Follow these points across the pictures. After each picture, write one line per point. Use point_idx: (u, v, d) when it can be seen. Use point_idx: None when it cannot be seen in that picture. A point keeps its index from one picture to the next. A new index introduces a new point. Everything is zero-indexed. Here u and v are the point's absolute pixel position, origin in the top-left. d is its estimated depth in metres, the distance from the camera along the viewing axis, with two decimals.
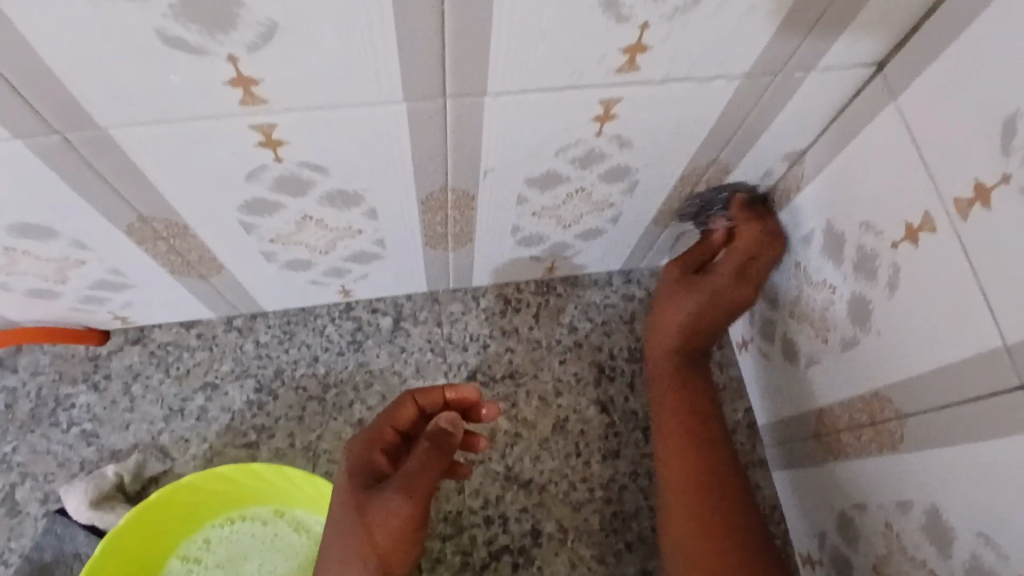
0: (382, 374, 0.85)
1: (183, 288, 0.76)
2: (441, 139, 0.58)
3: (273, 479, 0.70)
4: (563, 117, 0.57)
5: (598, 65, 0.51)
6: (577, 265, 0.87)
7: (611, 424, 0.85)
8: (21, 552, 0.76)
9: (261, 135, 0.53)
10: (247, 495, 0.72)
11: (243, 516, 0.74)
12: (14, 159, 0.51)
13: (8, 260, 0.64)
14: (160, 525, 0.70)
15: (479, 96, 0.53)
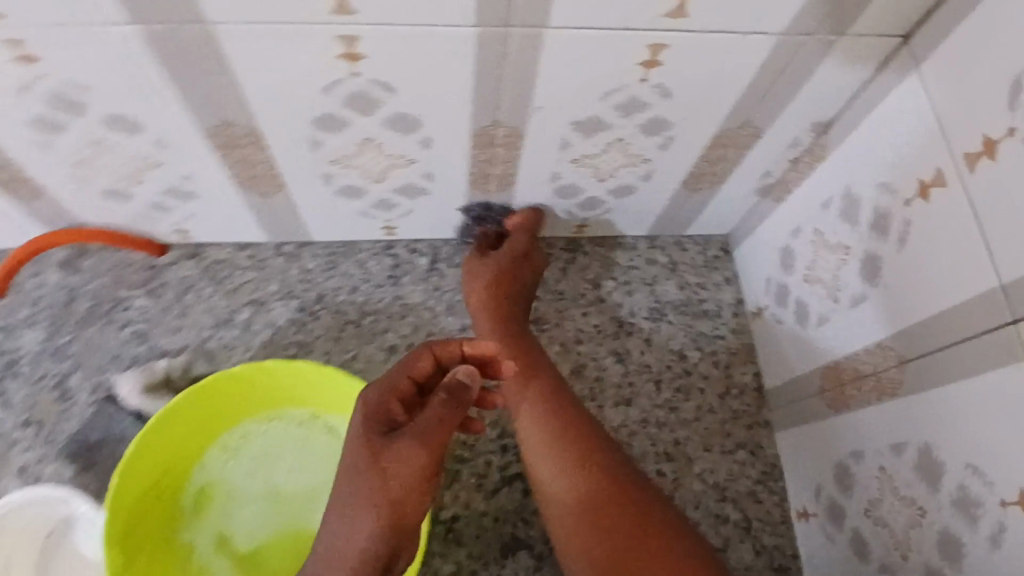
0: (415, 309, 0.91)
1: (240, 204, 0.82)
2: (503, 72, 0.64)
3: (316, 381, 0.76)
4: (613, 59, 0.63)
5: (651, 8, 0.57)
6: (607, 225, 0.93)
7: (626, 374, 0.89)
8: (68, 433, 0.82)
9: (344, 48, 0.59)
10: (289, 394, 0.78)
11: (281, 416, 0.79)
12: (125, 45, 0.57)
13: (96, 153, 0.70)
14: (207, 412, 0.75)
15: (542, 30, 0.59)
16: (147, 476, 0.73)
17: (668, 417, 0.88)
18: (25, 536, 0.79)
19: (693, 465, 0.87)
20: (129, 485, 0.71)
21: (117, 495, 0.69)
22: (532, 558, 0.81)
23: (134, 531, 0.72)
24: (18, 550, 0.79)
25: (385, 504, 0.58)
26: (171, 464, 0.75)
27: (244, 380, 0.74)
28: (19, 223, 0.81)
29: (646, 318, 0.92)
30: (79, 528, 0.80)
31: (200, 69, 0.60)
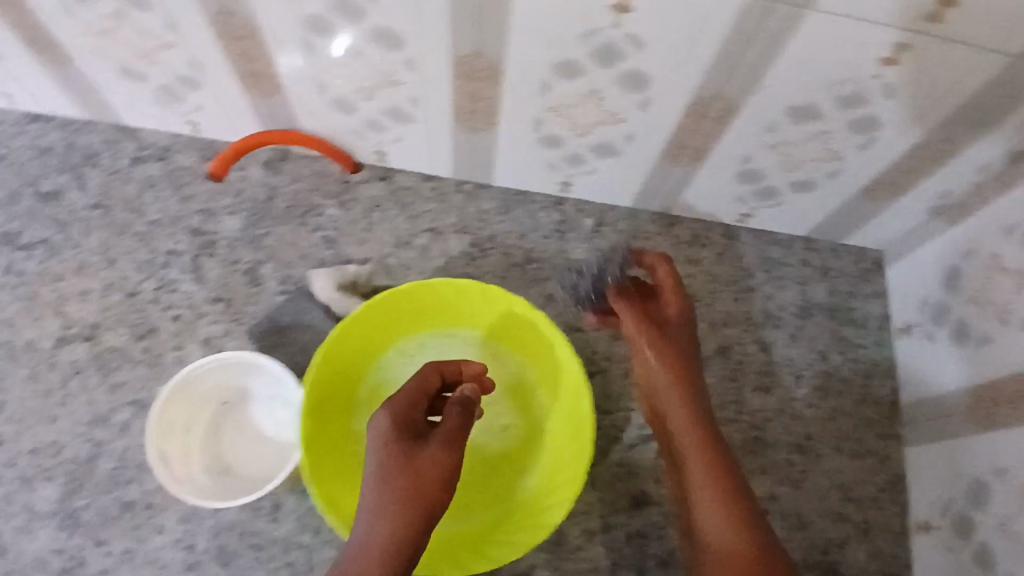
0: (577, 264, 0.95)
1: (447, 136, 0.87)
2: (746, 50, 0.67)
3: (497, 309, 0.82)
4: (851, 49, 0.65)
5: (907, 8, 0.58)
6: (771, 219, 0.95)
7: (769, 364, 0.92)
8: (253, 317, 0.88)
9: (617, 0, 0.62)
10: (466, 317, 0.84)
11: (454, 337, 0.86)
12: None
13: (347, 61, 0.76)
14: (394, 319, 0.82)
15: (800, 11, 0.61)
16: (335, 365, 0.79)
17: (803, 411, 0.91)
18: (202, 402, 0.84)
19: (821, 461, 0.89)
20: (322, 371, 0.77)
21: (315, 377, 0.75)
22: (659, 514, 0.85)
23: (320, 414, 0.79)
24: (195, 415, 0.83)
25: (411, 501, 0.61)
26: (352, 358, 0.81)
27: (435, 295, 0.80)
28: (245, 117, 0.89)
29: (794, 315, 0.95)
30: (252, 401, 0.85)
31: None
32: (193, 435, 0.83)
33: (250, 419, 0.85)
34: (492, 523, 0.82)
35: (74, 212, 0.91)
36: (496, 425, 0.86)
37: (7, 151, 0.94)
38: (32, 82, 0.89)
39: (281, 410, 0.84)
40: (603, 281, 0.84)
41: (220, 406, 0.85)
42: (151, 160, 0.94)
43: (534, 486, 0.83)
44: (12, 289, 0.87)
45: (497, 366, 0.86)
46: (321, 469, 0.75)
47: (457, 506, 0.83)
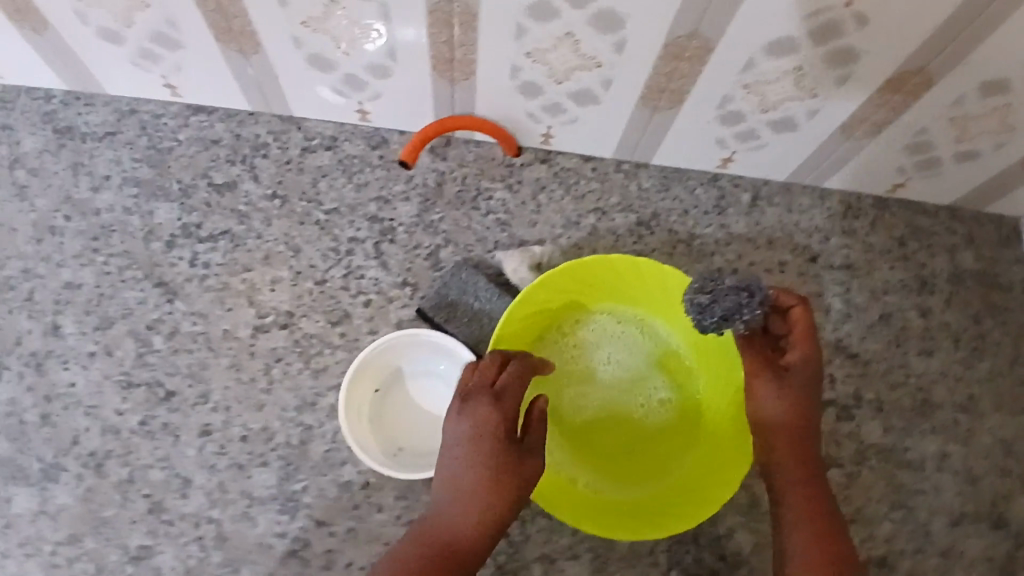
0: (739, 238, 0.98)
1: (625, 117, 0.89)
2: (963, 25, 0.68)
3: (655, 283, 0.83)
4: None
5: None
6: (923, 189, 0.97)
7: (928, 328, 0.96)
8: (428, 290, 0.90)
9: None
10: (624, 291, 0.86)
11: (609, 311, 0.88)
12: None
13: (556, 45, 0.77)
14: (558, 294, 0.84)
15: None
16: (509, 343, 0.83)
17: (964, 373, 0.95)
18: (361, 391, 0.83)
19: (984, 419, 0.93)
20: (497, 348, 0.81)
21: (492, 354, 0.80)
22: (843, 475, 0.89)
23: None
24: (358, 404, 0.83)
25: (496, 498, 0.69)
26: (522, 336, 0.85)
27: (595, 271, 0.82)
28: (422, 104, 0.90)
29: (947, 281, 0.98)
30: (405, 383, 0.86)
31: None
32: (363, 423, 0.83)
33: (406, 401, 0.86)
34: (664, 494, 0.84)
35: (252, 203, 0.92)
36: (655, 398, 0.87)
37: (174, 144, 0.94)
38: (208, 73, 0.88)
39: (439, 386, 0.86)
40: (734, 315, 0.71)
41: (374, 394, 0.85)
42: (320, 150, 0.95)
43: (699, 457, 0.85)
44: (202, 280, 0.89)
45: (653, 340, 0.88)
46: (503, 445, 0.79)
47: (626, 478, 0.86)
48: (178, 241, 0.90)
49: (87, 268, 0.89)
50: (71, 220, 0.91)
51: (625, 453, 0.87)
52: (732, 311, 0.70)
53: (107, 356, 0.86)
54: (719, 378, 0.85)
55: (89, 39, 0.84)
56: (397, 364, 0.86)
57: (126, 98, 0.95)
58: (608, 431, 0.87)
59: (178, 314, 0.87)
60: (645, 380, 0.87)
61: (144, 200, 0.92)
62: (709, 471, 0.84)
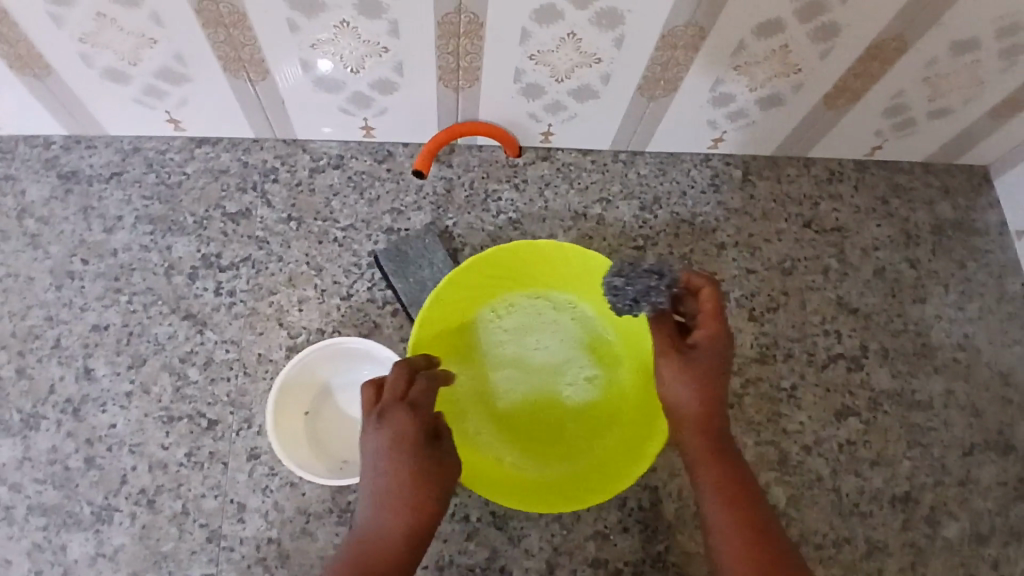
0: (736, 212, 1.03)
1: (623, 108, 0.93)
2: None
3: (576, 268, 0.84)
4: None
5: None
6: (898, 149, 1.04)
7: (919, 277, 1.03)
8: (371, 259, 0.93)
9: None
10: (554, 275, 0.86)
11: (538, 295, 0.88)
12: None
13: (559, 46, 0.81)
14: (483, 280, 0.83)
15: None
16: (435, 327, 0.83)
17: (957, 314, 1.01)
18: (289, 415, 0.83)
19: (980, 354, 1.00)
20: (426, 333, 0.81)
21: (419, 337, 0.80)
22: (861, 422, 0.95)
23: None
24: (289, 429, 0.82)
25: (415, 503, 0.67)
26: (450, 320, 0.85)
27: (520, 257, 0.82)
28: (426, 115, 0.93)
29: (930, 232, 1.05)
30: (335, 396, 0.86)
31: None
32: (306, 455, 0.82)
33: (339, 414, 0.86)
34: (583, 470, 0.84)
35: (269, 227, 0.94)
36: (584, 381, 0.87)
37: (183, 178, 0.95)
38: (213, 103, 0.89)
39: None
40: (643, 298, 0.74)
41: (305, 416, 0.84)
42: (329, 169, 0.97)
43: (620, 437, 0.85)
44: (230, 308, 0.90)
45: (583, 325, 0.88)
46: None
47: (549, 459, 0.85)
48: (201, 272, 0.91)
49: (112, 309, 0.89)
50: (89, 263, 0.91)
51: (549, 433, 0.87)
52: (644, 295, 0.74)
53: (144, 393, 0.86)
54: (640, 361, 0.86)
55: (93, 86, 0.85)
56: (322, 379, 0.86)
57: (128, 137, 0.96)
58: (534, 411, 0.87)
59: (210, 343, 0.88)
60: (568, 363, 0.88)
61: (161, 235, 0.92)
62: (625, 451, 0.84)
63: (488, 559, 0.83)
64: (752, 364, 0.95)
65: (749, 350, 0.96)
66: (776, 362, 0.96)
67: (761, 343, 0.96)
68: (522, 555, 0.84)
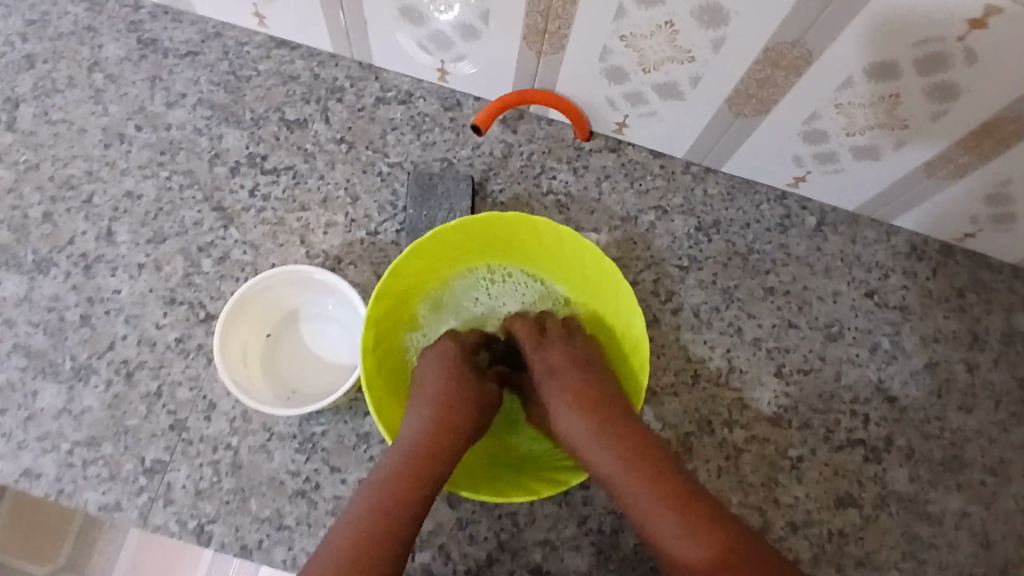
0: (797, 261, 0.95)
1: (705, 119, 0.87)
2: None
3: (576, 256, 0.79)
4: None
5: None
6: (994, 243, 0.94)
7: (972, 385, 0.94)
8: (402, 197, 0.90)
9: (980, 14, 0.62)
10: (555, 257, 0.81)
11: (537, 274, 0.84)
12: None
13: (653, 33, 0.76)
14: (488, 236, 0.80)
15: None
16: (422, 263, 0.78)
17: (1000, 435, 0.93)
18: (246, 339, 0.80)
19: (1012, 485, 0.91)
20: (417, 260, 0.78)
21: (401, 267, 0.76)
22: (859, 517, 0.88)
23: (400, 302, 0.80)
24: (243, 347, 0.79)
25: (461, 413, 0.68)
26: (443, 263, 0.81)
27: (537, 233, 0.78)
28: (504, 72, 0.89)
29: (1000, 340, 0.96)
30: (300, 327, 0.83)
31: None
32: (256, 377, 0.79)
33: (300, 345, 0.83)
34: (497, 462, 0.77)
35: (319, 143, 0.92)
36: None
37: (253, 73, 0.94)
38: (297, 7, 0.87)
39: (333, 326, 0.83)
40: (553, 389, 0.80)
41: (266, 340, 0.82)
42: (394, 103, 0.94)
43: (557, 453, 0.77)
44: (258, 212, 0.89)
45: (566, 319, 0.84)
46: (374, 375, 0.75)
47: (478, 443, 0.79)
48: (242, 169, 0.90)
49: (149, 181, 0.90)
50: (141, 131, 0.92)
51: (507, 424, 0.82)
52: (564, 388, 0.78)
53: (155, 270, 0.87)
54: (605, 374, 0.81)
55: None
56: (284, 308, 0.83)
57: (213, 21, 0.95)
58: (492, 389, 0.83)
59: (230, 241, 0.88)
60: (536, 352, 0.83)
61: (215, 123, 0.92)
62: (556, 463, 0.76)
63: (429, 533, 0.81)
64: (763, 423, 0.89)
65: (764, 406, 0.89)
66: (789, 427, 0.89)
67: (779, 403, 0.90)
68: (464, 539, 0.81)
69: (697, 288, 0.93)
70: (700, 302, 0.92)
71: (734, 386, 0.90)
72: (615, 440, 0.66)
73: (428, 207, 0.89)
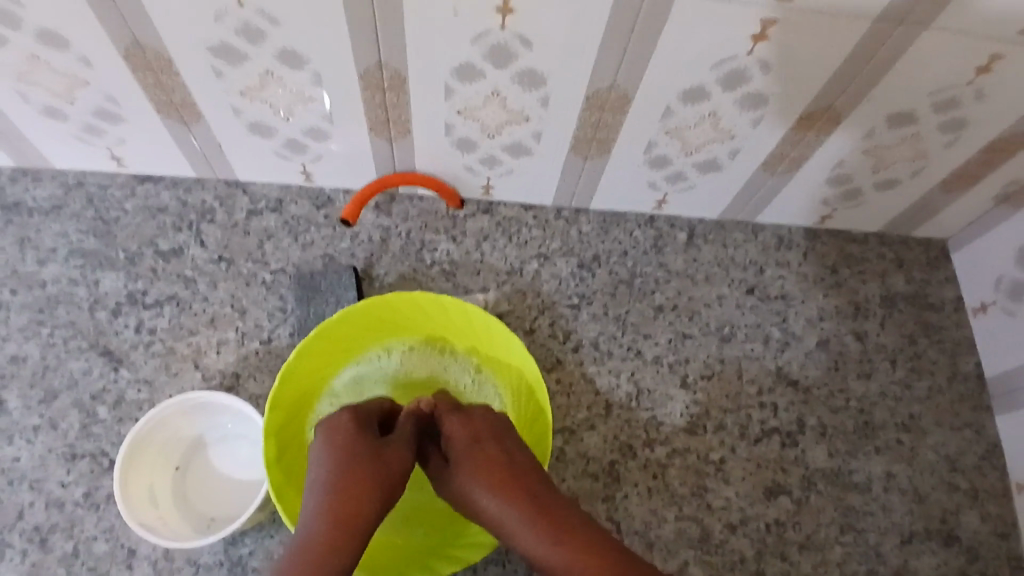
0: (678, 275, 1.00)
1: (559, 166, 0.93)
2: (858, 68, 0.73)
3: (460, 315, 0.83)
4: (956, 63, 0.72)
5: (1013, 24, 0.66)
6: (849, 218, 1.02)
7: (866, 352, 1.00)
8: (290, 300, 0.92)
9: (757, 30, 0.68)
10: (442, 323, 0.85)
11: (431, 347, 0.87)
12: (586, 12, 0.67)
13: (484, 103, 0.81)
14: (372, 320, 0.83)
15: (920, 30, 0.68)
16: (313, 361, 0.81)
17: (903, 392, 0.98)
18: (153, 478, 0.79)
19: (926, 436, 0.96)
20: (307, 362, 0.80)
21: (291, 369, 0.78)
22: (792, 502, 0.91)
23: (302, 405, 0.81)
24: (150, 487, 0.79)
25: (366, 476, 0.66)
26: (337, 358, 0.83)
27: (416, 304, 0.82)
28: (365, 163, 0.93)
29: (880, 305, 1.03)
30: (208, 453, 0.83)
31: (639, 28, 0.69)
32: (167, 513, 0.79)
33: (211, 472, 0.82)
34: (446, 542, 0.80)
35: (198, 267, 0.93)
36: None
37: (121, 214, 0.95)
38: (150, 144, 0.90)
39: (240, 441, 0.83)
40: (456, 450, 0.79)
41: (175, 472, 0.81)
42: (266, 213, 0.97)
43: None
44: (147, 347, 0.89)
45: (472, 380, 0.86)
46: (284, 488, 0.75)
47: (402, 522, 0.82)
48: (124, 308, 0.91)
49: (33, 340, 0.89)
50: (17, 293, 0.91)
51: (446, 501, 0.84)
52: None
53: (52, 429, 0.85)
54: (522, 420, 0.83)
55: (32, 119, 0.86)
56: (190, 436, 0.83)
57: (71, 173, 0.97)
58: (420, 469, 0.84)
59: (122, 382, 0.87)
60: None
61: (91, 270, 0.92)
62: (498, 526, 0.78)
63: None
64: (681, 434, 0.92)
65: (678, 419, 0.93)
66: (705, 432, 0.92)
67: (691, 413, 0.93)
68: None
69: (592, 321, 0.97)
70: (597, 335, 0.96)
71: (645, 407, 0.93)
72: (525, 495, 0.67)
73: (314, 305, 0.91)
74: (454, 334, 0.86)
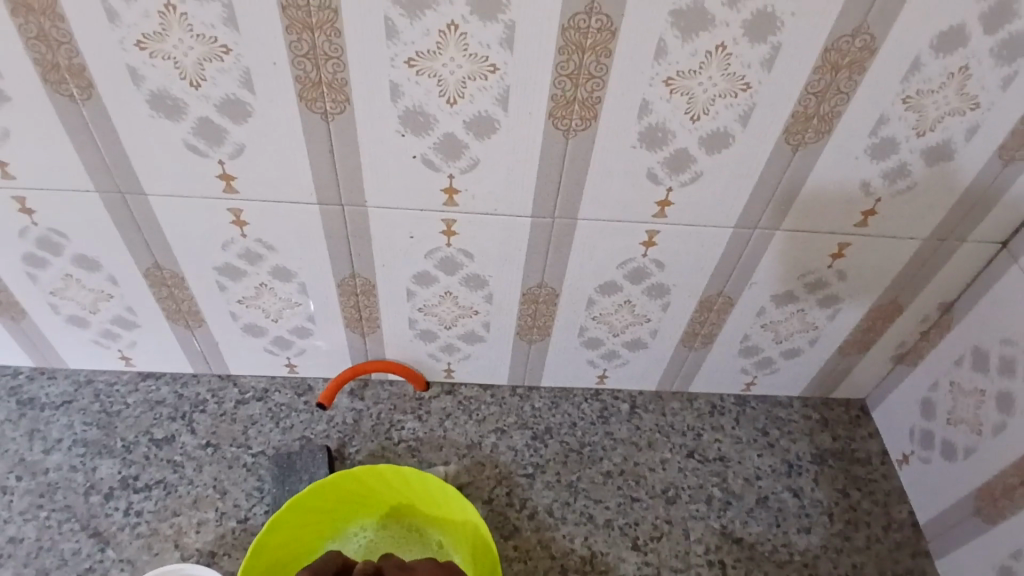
0: (623, 442, 1.11)
1: (508, 350, 1.08)
2: (736, 261, 0.92)
3: (419, 483, 0.93)
4: (813, 253, 0.91)
5: (848, 218, 0.85)
6: (770, 384, 1.16)
7: (803, 507, 1.08)
8: (269, 480, 1.01)
9: (646, 238, 0.87)
10: (404, 492, 0.94)
11: (396, 516, 0.95)
12: (513, 229, 0.86)
13: (439, 302, 0.98)
14: (340, 492, 0.92)
15: (775, 231, 0.87)
16: (285, 533, 0.88)
17: (843, 544, 1.05)
18: None
19: None
20: (279, 535, 0.88)
21: (265, 541, 0.86)
22: None
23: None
24: None
25: None
26: (308, 529, 0.91)
27: (379, 475, 0.92)
28: (341, 355, 1.08)
29: (810, 462, 1.13)
30: None
31: (554, 240, 0.87)
32: None
33: None
34: None
35: (187, 452, 1.04)
36: None
37: (123, 406, 1.08)
38: (157, 346, 1.05)
39: None
40: None
41: None
42: (252, 401, 1.09)
43: None
44: (134, 528, 0.97)
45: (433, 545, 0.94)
46: None
47: None
48: (116, 492, 0.99)
49: (31, 522, 0.96)
50: (22, 479, 1.00)
51: None
52: None
53: None
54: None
55: (58, 327, 1.01)
56: None
57: (83, 371, 1.10)
58: None
59: (108, 561, 0.94)
60: None
61: (90, 457, 1.02)
62: None
63: None
64: None
65: None
66: None
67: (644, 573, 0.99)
68: None
69: (546, 488, 1.06)
70: (551, 501, 1.04)
71: (599, 569, 0.99)
72: None
73: (289, 483, 1.00)
74: (415, 502, 0.95)
